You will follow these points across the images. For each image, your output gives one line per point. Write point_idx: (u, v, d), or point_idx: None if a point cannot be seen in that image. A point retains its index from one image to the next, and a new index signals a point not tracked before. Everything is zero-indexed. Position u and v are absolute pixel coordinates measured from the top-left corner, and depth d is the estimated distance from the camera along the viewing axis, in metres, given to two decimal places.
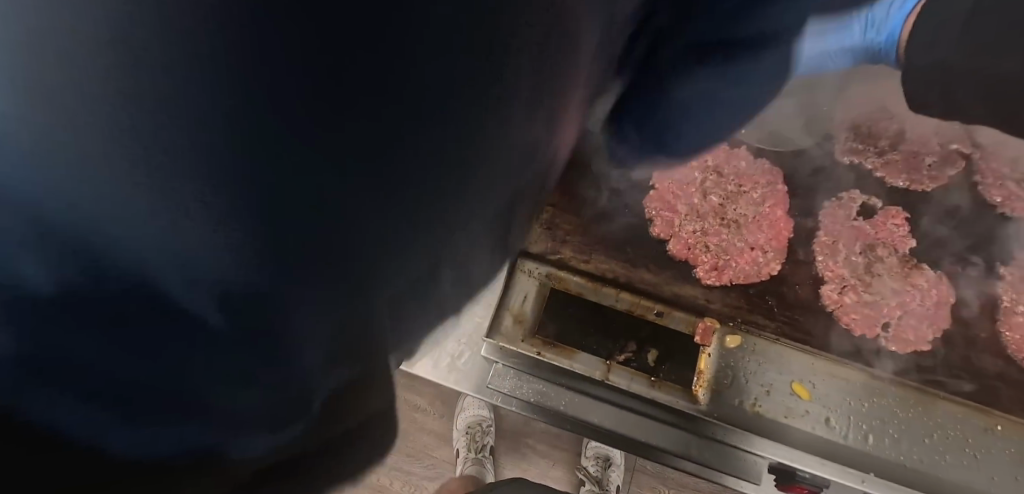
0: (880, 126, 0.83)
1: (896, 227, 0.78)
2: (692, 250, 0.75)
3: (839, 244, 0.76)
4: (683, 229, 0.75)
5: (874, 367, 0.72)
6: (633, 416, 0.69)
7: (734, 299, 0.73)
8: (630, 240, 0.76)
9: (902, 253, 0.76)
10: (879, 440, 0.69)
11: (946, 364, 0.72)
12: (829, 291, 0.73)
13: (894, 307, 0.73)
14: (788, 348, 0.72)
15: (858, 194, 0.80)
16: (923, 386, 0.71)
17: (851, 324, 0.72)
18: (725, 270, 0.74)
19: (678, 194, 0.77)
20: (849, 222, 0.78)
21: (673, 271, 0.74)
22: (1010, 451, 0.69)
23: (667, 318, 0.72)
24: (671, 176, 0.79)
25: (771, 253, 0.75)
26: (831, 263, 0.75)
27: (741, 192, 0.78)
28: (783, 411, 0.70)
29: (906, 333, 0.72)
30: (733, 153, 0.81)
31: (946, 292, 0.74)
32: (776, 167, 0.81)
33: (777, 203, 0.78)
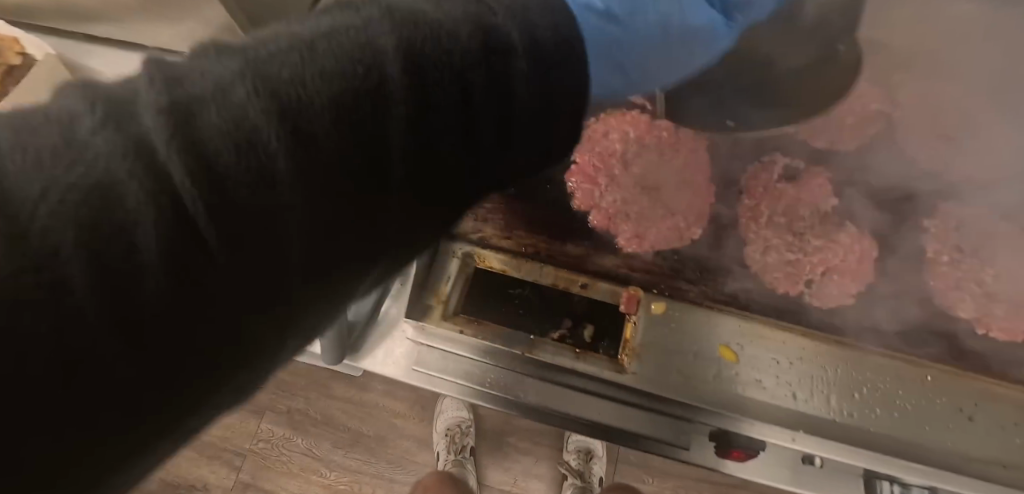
0: None
1: (820, 186, 0.78)
2: (613, 220, 0.75)
3: (761, 207, 0.76)
4: (604, 200, 0.76)
5: (801, 325, 0.72)
6: (607, 403, 0.71)
7: (657, 266, 0.74)
8: (551, 217, 0.77)
9: (825, 212, 0.77)
10: (810, 397, 0.68)
11: (871, 318, 0.73)
12: (750, 252, 0.74)
13: (816, 265, 0.74)
14: (712, 311, 0.71)
15: (779, 156, 0.80)
16: (848, 341, 0.71)
17: (773, 282, 0.73)
18: (646, 237, 0.74)
19: (598, 167, 0.78)
20: (772, 184, 0.78)
21: (597, 243, 0.75)
22: (942, 401, 0.68)
23: (593, 290, 0.73)
24: (593, 150, 0.80)
25: (691, 218, 0.75)
26: (753, 226, 0.75)
27: (663, 160, 0.78)
28: (713, 373, 0.68)
29: (828, 289, 0.73)
30: (654, 123, 0.81)
31: (868, 246, 0.74)
32: (698, 135, 0.81)
33: (698, 170, 0.78)
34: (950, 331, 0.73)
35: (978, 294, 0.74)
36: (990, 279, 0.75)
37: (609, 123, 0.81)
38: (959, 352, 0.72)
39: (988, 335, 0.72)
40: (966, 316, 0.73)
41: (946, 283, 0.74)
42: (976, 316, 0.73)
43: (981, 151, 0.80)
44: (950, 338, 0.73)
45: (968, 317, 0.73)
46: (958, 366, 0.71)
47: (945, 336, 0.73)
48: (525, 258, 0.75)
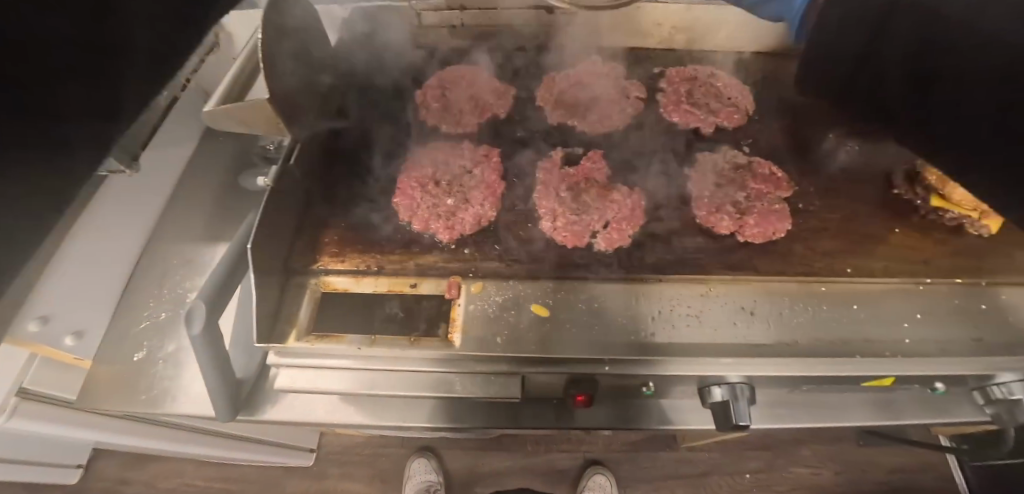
0: (574, 96, 1.05)
1: (593, 162, 0.94)
2: (427, 221, 0.88)
3: (549, 186, 0.91)
4: (419, 208, 0.89)
5: (593, 271, 0.83)
6: (489, 379, 0.77)
7: (468, 255, 0.85)
8: (377, 236, 0.89)
9: (601, 181, 0.92)
10: (615, 327, 0.79)
11: (652, 251, 0.85)
12: (544, 222, 0.87)
13: (599, 221, 0.87)
14: (524, 279, 0.83)
15: (561, 148, 0.97)
16: (638, 275, 0.83)
17: (565, 241, 0.85)
18: (454, 228, 0.87)
19: (414, 185, 0.92)
20: (556, 167, 0.93)
21: (418, 246, 0.87)
22: (726, 305, 0.81)
23: (420, 287, 0.84)
24: (410, 174, 0.94)
25: (488, 206, 0.89)
26: (544, 201, 0.89)
27: (467, 172, 0.94)
28: (533, 329, 0.79)
29: (611, 235, 0.86)
30: (458, 147, 0.98)
31: (638, 199, 0.89)
32: (495, 148, 0.97)
33: (493, 170, 0.93)
34: (722, 247, 0.86)
35: (734, 213, 0.89)
36: (743, 199, 0.91)
37: (421, 152, 0.97)
38: (732, 264, 0.85)
39: (749, 243, 0.86)
40: (731, 233, 0.87)
41: (707, 210, 0.89)
42: (737, 230, 0.88)
43: (716, 116, 1.03)
44: (725, 252, 0.86)
45: (732, 234, 0.88)
46: (732, 274, 0.84)
47: (720, 252, 0.86)
48: (361, 274, 0.86)
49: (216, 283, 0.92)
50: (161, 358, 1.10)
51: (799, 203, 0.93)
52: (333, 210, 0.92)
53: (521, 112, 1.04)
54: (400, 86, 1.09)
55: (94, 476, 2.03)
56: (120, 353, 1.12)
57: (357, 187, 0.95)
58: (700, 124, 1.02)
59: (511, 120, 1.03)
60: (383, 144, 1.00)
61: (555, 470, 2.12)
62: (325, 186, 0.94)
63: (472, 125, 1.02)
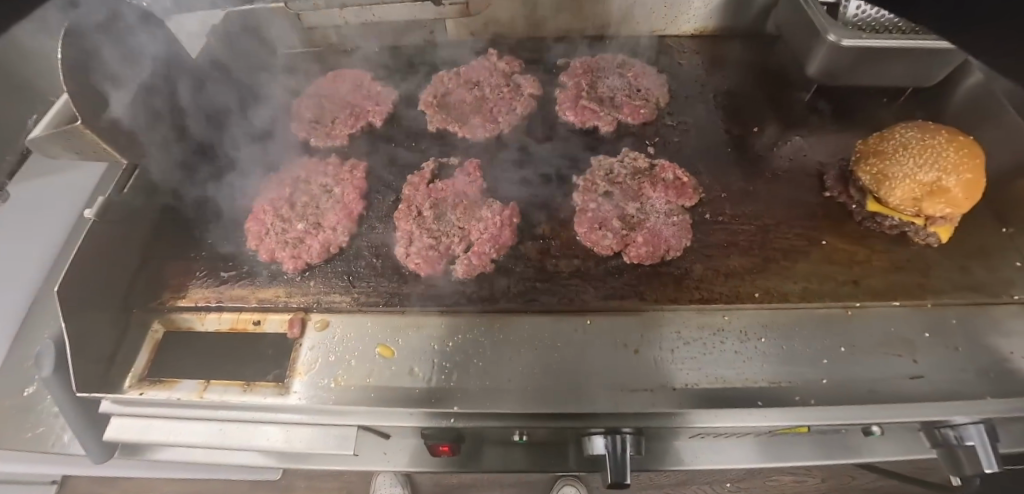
0: (461, 97, 0.94)
1: (467, 174, 0.83)
2: (275, 249, 0.79)
3: (412, 205, 0.80)
4: (267, 235, 0.80)
5: (448, 303, 0.72)
6: (335, 433, 0.67)
7: (314, 288, 0.76)
8: (224, 268, 0.81)
9: (472, 195, 0.81)
10: (467, 370, 0.66)
11: (519, 277, 0.74)
12: (400, 246, 0.77)
13: (461, 243, 0.76)
14: (370, 314, 0.72)
15: (434, 159, 0.86)
16: (500, 306, 0.72)
17: (420, 268, 0.75)
18: (299, 257, 0.77)
19: (266, 208, 0.83)
20: (424, 182, 0.82)
21: (265, 277, 0.78)
22: (602, 339, 0.68)
23: (263, 324, 0.74)
24: (267, 194, 0.85)
25: (340, 229, 0.79)
26: (403, 222, 0.78)
27: (326, 191, 0.84)
28: (372, 373, 0.67)
29: (471, 259, 0.75)
30: (323, 162, 0.88)
31: (510, 215, 0.78)
32: (362, 162, 0.87)
33: (353, 188, 0.83)
34: (603, 269, 0.74)
35: (622, 228, 0.77)
36: (636, 211, 0.78)
37: (286, 171, 0.88)
38: (613, 290, 0.73)
39: (634, 264, 0.74)
40: (615, 252, 0.75)
41: (589, 226, 0.77)
42: (624, 248, 0.75)
43: (619, 112, 0.90)
44: (605, 276, 0.74)
45: (617, 252, 0.75)
46: (613, 302, 0.72)
47: (599, 276, 0.74)
48: (204, 311, 0.78)
49: None
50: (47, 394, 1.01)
51: (704, 213, 0.79)
52: (184, 238, 0.85)
53: (399, 119, 0.93)
54: (276, 95, 0.99)
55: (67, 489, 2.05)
56: (10, 388, 1.04)
57: (214, 214, 0.87)
58: (599, 123, 0.89)
59: (387, 129, 0.92)
60: (246, 163, 0.91)
61: (527, 481, 2.03)
62: (179, 211, 0.87)
63: (342, 136, 0.91)
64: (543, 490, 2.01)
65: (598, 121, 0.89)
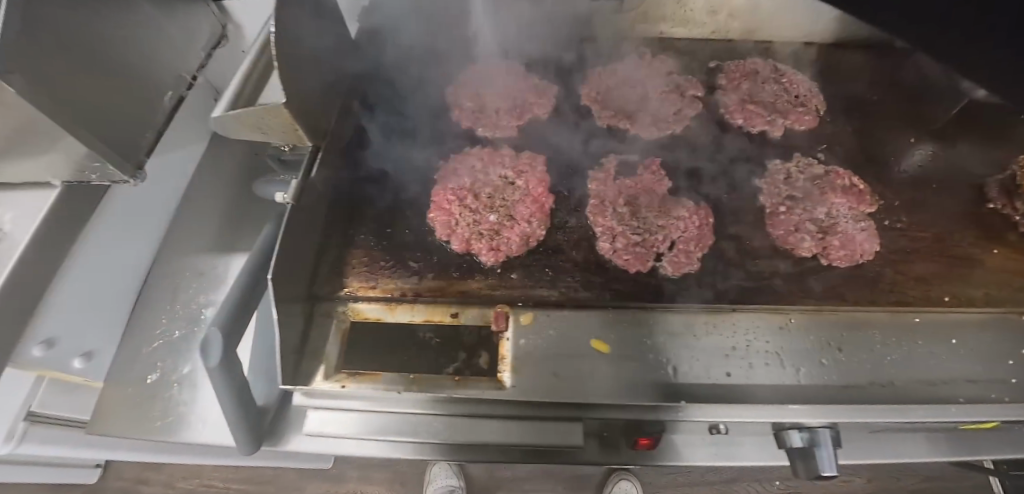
0: (626, 94, 0.94)
1: (653, 173, 0.84)
2: (470, 240, 0.78)
3: (605, 201, 0.81)
4: (459, 225, 0.79)
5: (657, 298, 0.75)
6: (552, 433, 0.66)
7: (516, 280, 0.76)
8: (413, 258, 0.78)
9: (661, 194, 0.82)
10: (688, 365, 0.71)
11: (721, 276, 0.76)
12: (602, 241, 0.78)
13: (662, 241, 0.77)
14: (578, 309, 0.74)
15: (615, 156, 0.87)
16: (709, 303, 0.75)
17: (627, 265, 0.76)
18: (501, 249, 0.77)
19: (453, 199, 0.82)
20: (612, 179, 0.84)
21: (460, 269, 0.77)
22: (806, 339, 0.73)
23: (464, 317, 0.74)
24: (446, 183, 0.84)
25: (536, 222, 0.79)
26: (601, 219, 0.79)
27: (509, 183, 0.83)
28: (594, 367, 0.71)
29: (677, 257, 0.76)
30: (498, 154, 0.87)
31: (705, 215, 0.80)
32: (540, 155, 0.87)
33: (540, 182, 0.83)
34: (799, 271, 0.78)
35: (815, 232, 0.79)
36: (825, 215, 0.81)
37: (460, 160, 0.87)
38: (811, 291, 0.77)
39: (833, 267, 0.77)
40: (811, 254, 0.78)
41: (785, 228, 0.80)
42: (819, 252, 0.78)
43: (785, 118, 0.92)
44: (802, 277, 0.77)
45: (812, 255, 0.78)
46: (812, 303, 0.76)
47: (797, 278, 0.77)
48: (395, 303, 0.76)
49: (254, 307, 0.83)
50: (174, 382, 0.99)
51: (884, 220, 0.82)
52: (362, 224, 0.82)
53: (566, 113, 0.94)
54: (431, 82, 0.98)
55: (110, 475, 2.01)
56: (130, 377, 1.00)
57: (386, 198, 0.84)
58: (768, 127, 0.91)
59: (555, 122, 0.92)
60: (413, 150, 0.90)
61: (579, 476, 2.04)
62: (351, 196, 0.84)
63: (510, 128, 0.91)
64: (595, 485, 2.03)
65: (768, 125, 0.91)
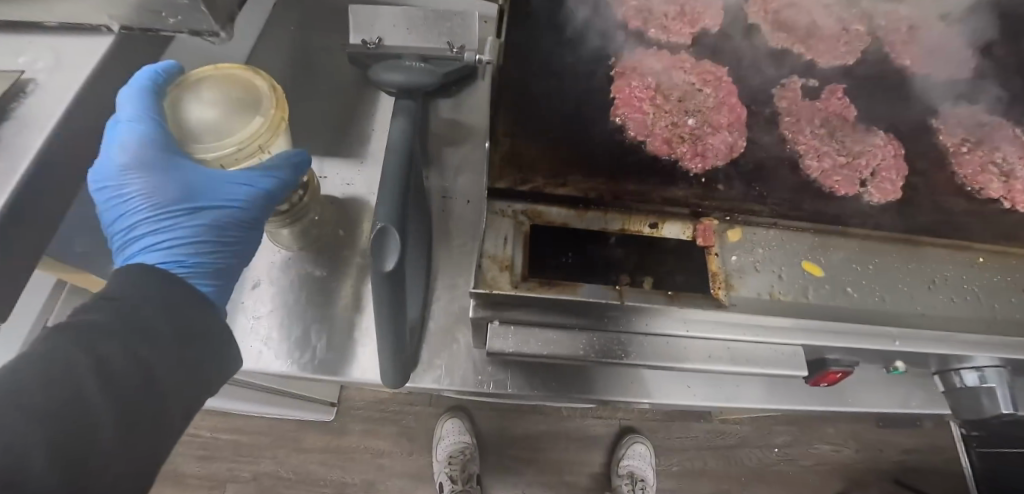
0: (794, 19, 0.89)
1: (838, 99, 0.80)
2: (670, 143, 0.70)
3: (801, 120, 0.75)
4: (656, 127, 0.71)
5: (863, 223, 0.70)
6: (767, 355, 0.62)
7: (723, 193, 0.68)
8: (604, 158, 0.69)
9: (851, 121, 0.78)
10: (897, 297, 0.67)
11: (918, 208, 0.73)
12: (808, 159, 0.72)
13: (867, 167, 0.73)
14: (783, 229, 0.68)
15: (796, 79, 0.81)
16: (911, 235, 0.71)
17: (835, 187, 0.71)
18: (707, 155, 0.69)
19: (643, 98, 0.73)
20: (800, 99, 0.78)
21: (658, 173, 0.68)
22: (1000, 280, 0.72)
23: (662, 229, 0.67)
24: (629, 83, 0.75)
25: (735, 132, 0.72)
26: (801, 137, 0.74)
27: (697, 90, 0.76)
28: (806, 291, 0.65)
29: (883, 184, 0.72)
30: (677, 60, 0.79)
31: (898, 146, 0.76)
32: (722, 66, 0.80)
33: (731, 93, 0.76)
34: (989, 211, 0.76)
35: (1000, 176, 0.78)
36: (1003, 161, 0.80)
37: (639, 61, 0.78)
38: (1001, 232, 0.75)
39: (1020, 210, 0.76)
40: (997, 196, 0.76)
41: (972, 169, 0.78)
42: (1005, 195, 0.77)
43: (947, 65, 0.90)
44: (992, 218, 0.75)
45: (998, 197, 0.77)
46: (1002, 244, 0.74)
47: (987, 218, 0.75)
48: (586, 206, 0.66)
49: (397, 206, 0.71)
50: (243, 296, 0.87)
51: None
52: (539, 114, 0.71)
53: (735, 29, 0.86)
54: None
55: None
56: None
57: (562, 90, 0.73)
58: (932, 71, 0.89)
59: (727, 37, 0.85)
60: (580, 42, 0.79)
61: (589, 436, 2.03)
62: (521, 84, 0.73)
63: (685, 38, 0.82)
64: (604, 448, 2.02)
65: (933, 69, 0.89)
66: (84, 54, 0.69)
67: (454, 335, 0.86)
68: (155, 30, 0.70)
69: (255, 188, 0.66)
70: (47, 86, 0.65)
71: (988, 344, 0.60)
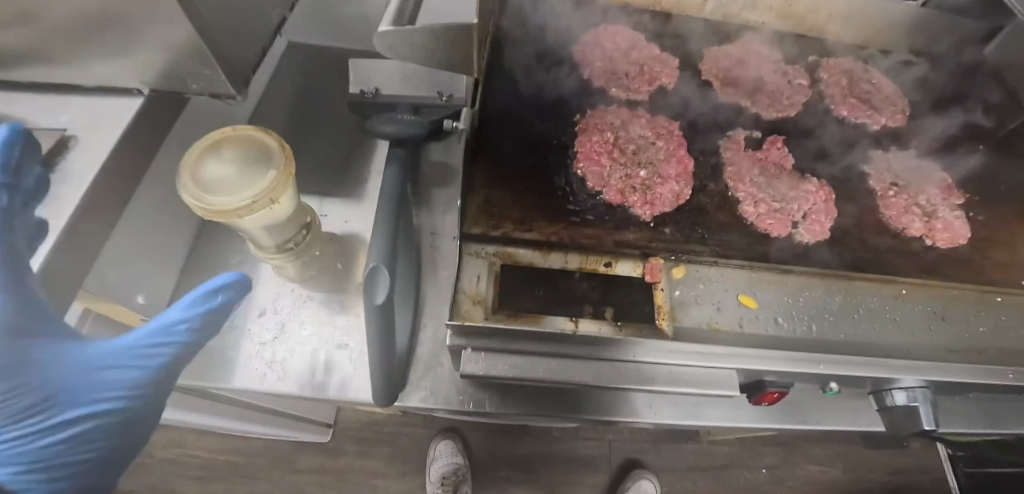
0: (742, 76, 1.00)
1: (778, 148, 0.90)
2: (622, 192, 0.80)
3: (741, 169, 0.85)
4: (611, 177, 0.81)
5: (795, 261, 0.79)
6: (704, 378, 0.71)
7: (669, 235, 0.78)
8: (564, 205, 0.79)
9: (788, 169, 0.88)
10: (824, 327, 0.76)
11: (845, 247, 0.83)
12: (745, 205, 0.82)
13: (798, 211, 0.83)
14: (722, 266, 0.77)
15: (742, 130, 0.92)
16: (839, 270, 0.80)
17: (769, 229, 0.81)
18: (654, 203, 0.80)
19: (601, 152, 0.83)
20: (743, 150, 0.88)
21: (612, 218, 0.78)
22: (918, 310, 0.81)
23: (616, 267, 0.76)
24: (590, 138, 0.85)
25: (681, 182, 0.82)
26: (739, 184, 0.84)
27: (651, 143, 0.86)
28: (741, 322, 0.74)
29: (812, 226, 0.82)
30: (634, 116, 0.90)
31: (829, 191, 0.86)
32: (674, 121, 0.90)
33: (680, 146, 0.86)
34: (911, 248, 0.85)
35: (922, 215, 0.87)
36: (926, 202, 0.89)
37: (600, 118, 0.89)
38: (922, 267, 0.84)
39: (938, 247, 0.85)
40: (918, 235, 0.86)
41: (897, 210, 0.87)
42: (926, 233, 0.86)
43: (881, 115, 1.01)
44: (914, 254, 0.84)
45: (919, 235, 0.86)
46: (923, 278, 0.83)
47: (909, 254, 0.84)
48: (548, 247, 0.76)
49: (387, 246, 0.80)
50: (249, 324, 0.97)
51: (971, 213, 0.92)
52: (508, 166, 0.82)
53: (688, 86, 0.97)
54: (554, 41, 1.00)
55: None
56: None
57: (529, 145, 0.84)
58: (867, 121, 0.99)
59: (680, 93, 0.96)
60: (548, 102, 0.90)
61: (581, 457, 2.09)
62: (494, 140, 0.84)
63: (643, 95, 0.94)
64: (596, 468, 2.08)
65: (868, 119, 0.99)
66: (117, 112, 0.81)
67: (437, 359, 0.95)
68: (179, 90, 0.82)
69: (160, 352, 0.58)
70: (88, 143, 0.76)
71: (901, 369, 0.68)
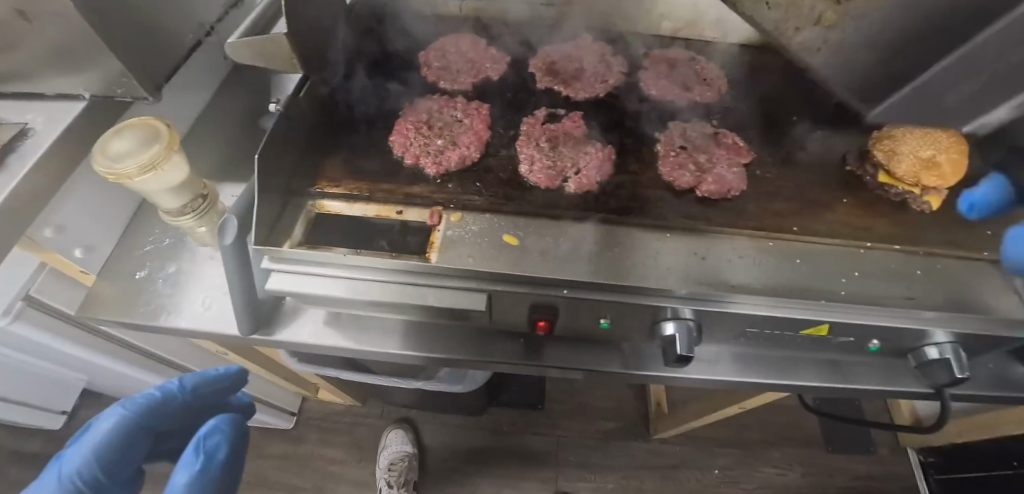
0: (565, 66, 1.16)
1: (573, 121, 1.05)
2: (419, 157, 0.98)
3: (530, 138, 1.01)
4: (412, 146, 1.00)
5: (564, 208, 0.92)
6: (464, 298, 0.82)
7: (451, 189, 0.95)
8: (370, 168, 0.98)
9: (577, 137, 1.02)
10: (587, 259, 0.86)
11: (618, 197, 0.95)
12: (523, 165, 0.97)
13: (571, 169, 0.97)
14: (496, 212, 0.91)
15: (546, 108, 1.08)
16: (606, 215, 0.92)
17: (538, 182, 0.95)
18: (441, 164, 0.97)
19: (411, 127, 1.02)
20: (540, 123, 1.04)
21: (407, 176, 0.97)
22: (682, 249, 0.89)
23: (406, 214, 0.92)
24: (407, 118, 1.05)
25: (472, 148, 0.99)
26: (524, 148, 1.00)
27: (458, 121, 1.04)
28: (506, 254, 0.85)
29: (581, 179, 0.95)
30: (452, 101, 1.08)
31: (608, 153, 1.00)
32: (486, 104, 1.08)
33: (482, 122, 1.03)
34: (683, 198, 0.96)
35: (696, 171, 0.99)
36: (706, 161, 1.00)
37: (421, 103, 1.08)
38: (692, 214, 0.94)
39: (707, 197, 0.95)
40: (688, 188, 0.97)
41: (671, 167, 0.99)
42: (696, 186, 0.97)
43: (690, 92, 1.13)
44: (685, 204, 0.95)
45: (689, 188, 0.97)
46: (692, 223, 0.93)
47: (681, 204, 0.95)
48: (351, 199, 0.93)
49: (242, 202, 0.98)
50: (162, 276, 1.13)
51: (756, 171, 1.01)
52: (334, 141, 1.01)
53: (513, 76, 1.14)
54: (407, 47, 1.20)
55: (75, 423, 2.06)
56: (120, 273, 1.13)
57: (357, 124, 1.04)
58: (676, 98, 1.12)
59: (504, 82, 1.13)
60: (384, 92, 1.10)
61: (531, 452, 2.15)
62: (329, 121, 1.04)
63: (467, 84, 1.11)
64: (546, 464, 2.13)
65: (676, 97, 1.12)
66: (66, 110, 1.01)
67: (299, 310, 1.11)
68: (111, 95, 1.03)
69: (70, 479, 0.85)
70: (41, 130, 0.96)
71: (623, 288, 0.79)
